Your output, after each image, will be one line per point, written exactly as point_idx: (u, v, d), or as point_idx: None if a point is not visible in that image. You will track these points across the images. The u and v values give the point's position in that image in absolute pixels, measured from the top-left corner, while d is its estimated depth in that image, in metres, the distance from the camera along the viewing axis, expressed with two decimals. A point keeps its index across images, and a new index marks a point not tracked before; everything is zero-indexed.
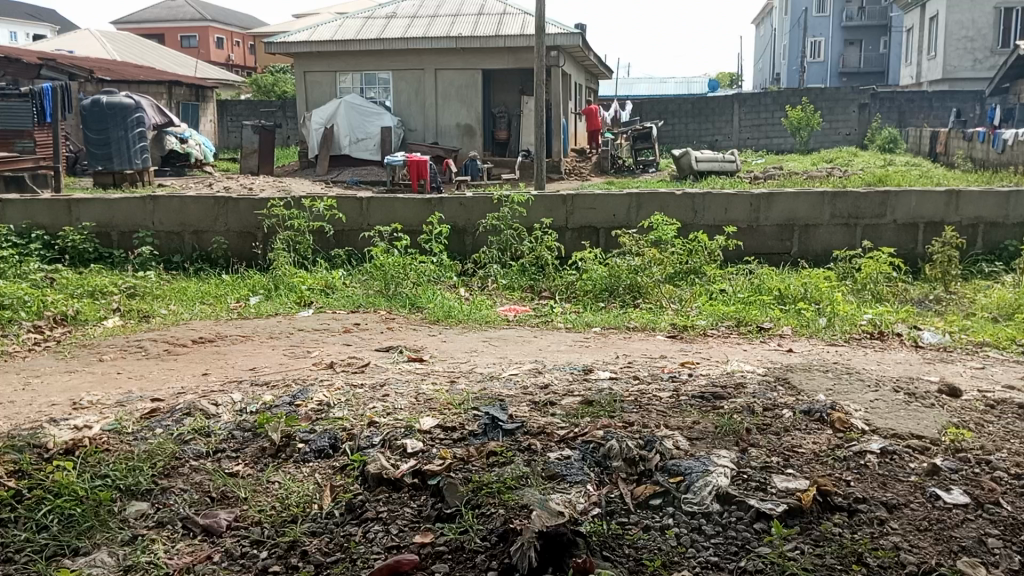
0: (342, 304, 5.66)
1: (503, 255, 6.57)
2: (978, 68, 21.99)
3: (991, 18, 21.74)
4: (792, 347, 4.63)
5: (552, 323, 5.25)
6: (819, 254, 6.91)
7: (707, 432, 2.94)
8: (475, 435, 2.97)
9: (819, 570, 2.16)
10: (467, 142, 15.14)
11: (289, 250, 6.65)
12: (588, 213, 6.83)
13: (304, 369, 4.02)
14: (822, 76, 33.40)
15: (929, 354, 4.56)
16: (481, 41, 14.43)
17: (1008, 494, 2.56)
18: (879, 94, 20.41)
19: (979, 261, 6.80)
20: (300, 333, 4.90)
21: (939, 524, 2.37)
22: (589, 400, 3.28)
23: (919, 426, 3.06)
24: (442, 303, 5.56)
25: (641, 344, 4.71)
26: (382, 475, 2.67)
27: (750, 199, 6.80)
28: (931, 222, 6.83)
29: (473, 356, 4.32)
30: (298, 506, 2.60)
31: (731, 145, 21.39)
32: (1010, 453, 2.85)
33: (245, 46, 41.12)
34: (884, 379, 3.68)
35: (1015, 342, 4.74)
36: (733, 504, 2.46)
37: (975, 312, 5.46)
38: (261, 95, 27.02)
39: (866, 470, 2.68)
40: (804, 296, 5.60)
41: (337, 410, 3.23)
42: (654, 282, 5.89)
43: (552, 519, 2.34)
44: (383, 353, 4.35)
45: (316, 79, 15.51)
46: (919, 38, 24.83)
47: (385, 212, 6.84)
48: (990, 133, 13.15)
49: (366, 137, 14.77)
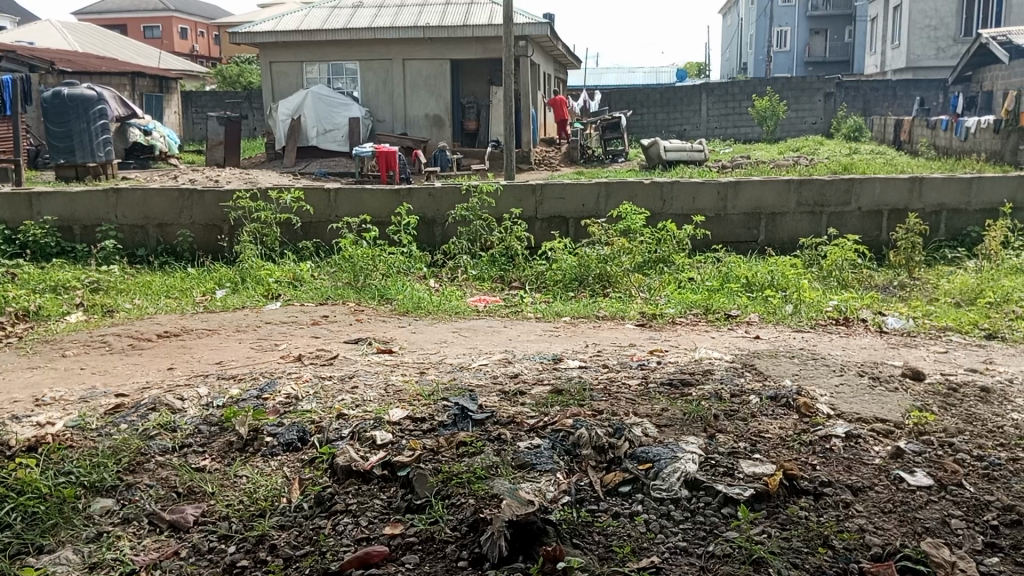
0: (310, 296, 5.62)
1: (472, 246, 6.55)
2: (940, 56, 22.31)
3: (954, 6, 21.98)
4: (760, 334, 4.66)
5: (523, 313, 5.26)
6: (785, 242, 6.97)
7: (676, 420, 2.96)
8: (444, 426, 2.95)
9: (786, 552, 2.19)
10: (435, 132, 15.05)
11: (257, 243, 6.56)
12: (557, 203, 6.84)
13: (272, 362, 3.99)
14: (788, 66, 33.70)
15: (893, 338, 4.64)
16: (448, 31, 14.33)
17: (971, 475, 2.60)
18: (844, 83, 20.59)
19: (942, 247, 6.91)
20: (267, 326, 4.85)
21: (904, 506, 2.41)
22: (558, 389, 3.29)
23: (883, 410, 3.10)
24: (412, 294, 5.53)
25: (610, 333, 4.73)
26: (351, 467, 2.66)
27: (718, 188, 6.84)
28: (895, 209, 6.94)
29: (442, 347, 4.31)
30: (266, 500, 2.57)
31: (699, 135, 21.52)
32: (971, 435, 2.90)
33: (210, 37, 40.53)
34: (848, 364, 3.73)
35: (977, 326, 4.84)
36: (701, 489, 2.48)
37: (938, 297, 5.56)
38: (226, 86, 26.71)
39: (832, 454, 2.71)
40: (772, 283, 5.66)
41: (306, 402, 3.21)
42: (623, 271, 5.92)
43: (522, 507, 2.32)
44: (352, 345, 4.33)
45: (282, 70, 15.35)
46: (883, 28, 25.15)
47: (353, 203, 6.80)
48: (953, 121, 13.38)
49: (333, 128, 14.65)
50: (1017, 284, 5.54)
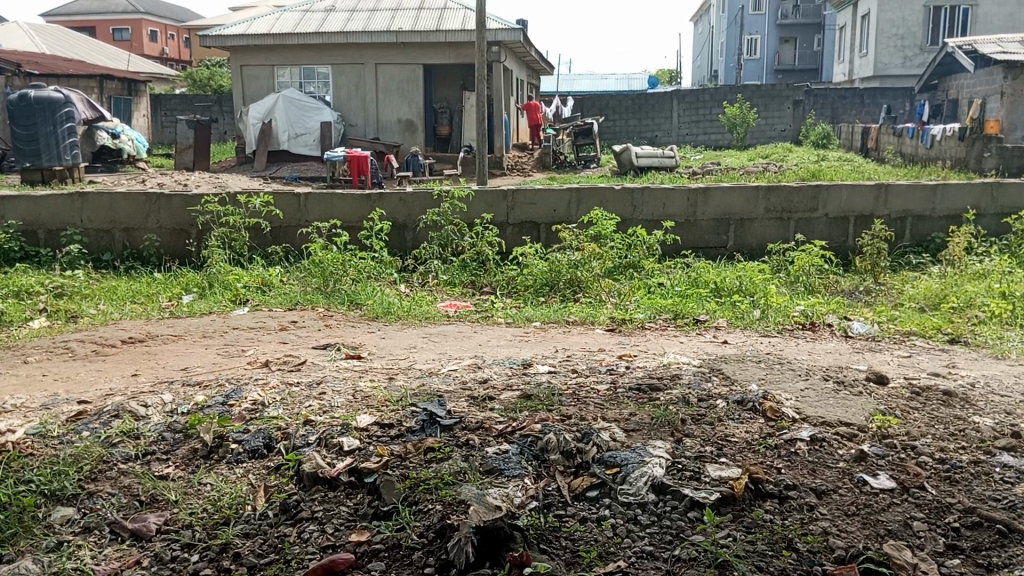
0: (278, 302, 5.57)
1: (443, 251, 6.53)
2: (907, 64, 22.66)
3: (920, 16, 22.39)
4: (727, 339, 4.71)
5: (493, 318, 5.25)
6: (753, 248, 7.04)
7: (643, 424, 2.98)
8: (412, 431, 2.94)
9: (751, 556, 2.20)
10: (408, 137, 15.00)
11: (225, 248, 6.48)
12: (528, 208, 6.85)
13: (238, 368, 3.94)
14: (758, 74, 34.09)
15: (858, 343, 4.70)
16: (421, 35, 14.30)
17: (932, 477, 2.64)
18: (812, 91, 20.85)
19: (908, 253, 7.02)
20: (234, 331, 4.80)
21: (867, 508, 2.43)
22: (527, 394, 3.29)
23: (847, 414, 3.14)
24: (382, 299, 5.50)
25: (581, 338, 4.74)
26: (317, 473, 2.63)
27: (687, 194, 6.90)
28: (862, 215, 7.04)
29: (412, 352, 4.29)
30: (230, 508, 2.54)
31: (670, 141, 21.68)
32: (933, 437, 2.95)
33: (180, 39, 40.13)
34: (814, 368, 3.78)
35: (940, 331, 4.91)
36: (668, 493, 2.49)
37: (902, 303, 5.64)
38: (196, 90, 26.46)
39: (797, 457, 2.74)
40: (739, 289, 5.71)
41: (273, 408, 3.18)
42: (594, 276, 5.94)
43: (490, 513, 2.31)
44: (320, 351, 4.30)
45: (253, 73, 15.23)
46: (851, 36, 25.53)
47: (323, 207, 6.76)
48: (919, 129, 13.64)
49: (305, 132, 14.58)
50: (979, 288, 5.64)
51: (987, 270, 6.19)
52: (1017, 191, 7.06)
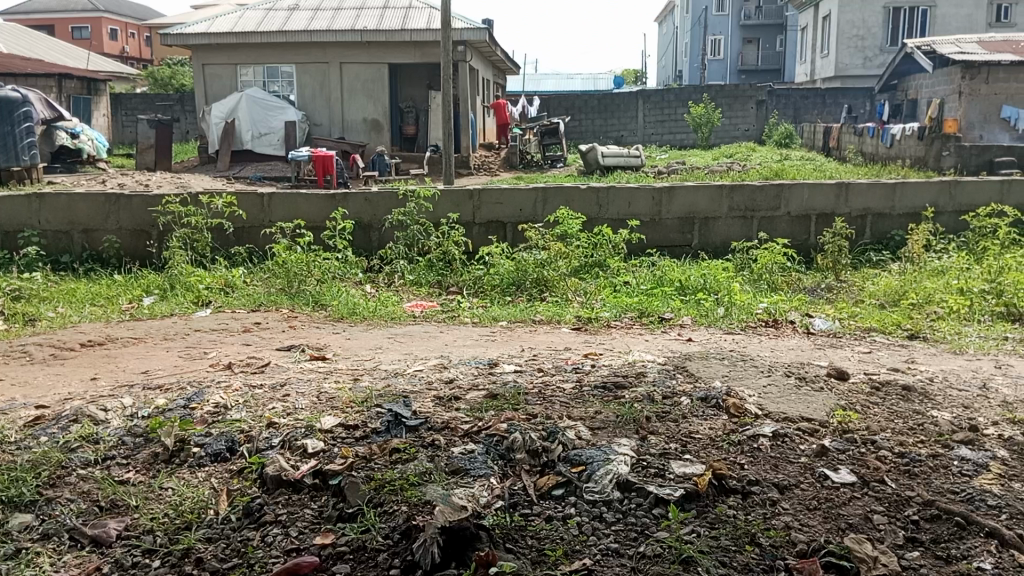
0: (242, 303, 5.51)
1: (409, 251, 6.50)
2: (867, 65, 23.03)
3: (880, 17, 22.76)
4: (692, 336, 4.75)
5: (459, 318, 5.24)
6: (717, 246, 7.11)
7: (609, 422, 2.99)
8: (377, 432, 2.92)
9: (715, 551, 2.22)
10: (374, 137, 14.92)
11: (187, 249, 6.38)
12: (494, 207, 6.86)
13: (200, 370, 3.89)
14: (722, 74, 34.42)
15: (820, 339, 4.77)
16: (386, 34, 14.22)
17: (892, 471, 2.68)
18: (775, 91, 21.09)
19: (868, 250, 7.13)
20: (196, 334, 4.74)
21: (828, 503, 2.47)
22: (493, 393, 3.29)
23: (809, 409, 3.18)
24: (347, 300, 5.47)
25: (547, 337, 4.75)
26: (281, 476, 2.61)
27: (652, 193, 6.94)
28: (823, 213, 7.14)
29: (378, 353, 4.27)
30: (192, 513, 2.51)
31: (636, 140, 21.80)
32: (892, 432, 3.00)
33: (141, 38, 39.48)
34: (777, 365, 3.82)
35: (900, 327, 5.00)
36: (633, 491, 2.50)
37: (863, 299, 5.74)
38: (158, 89, 26.09)
39: (759, 453, 2.77)
40: (704, 287, 5.75)
41: (235, 412, 3.14)
42: (560, 275, 5.96)
43: (456, 513, 2.31)
44: (284, 353, 4.25)
45: (215, 72, 15.05)
46: (812, 37, 25.88)
47: (287, 208, 6.70)
48: (879, 129, 13.87)
49: (269, 132, 14.45)
50: (938, 284, 5.75)
51: (945, 267, 6.31)
52: (974, 189, 7.21)
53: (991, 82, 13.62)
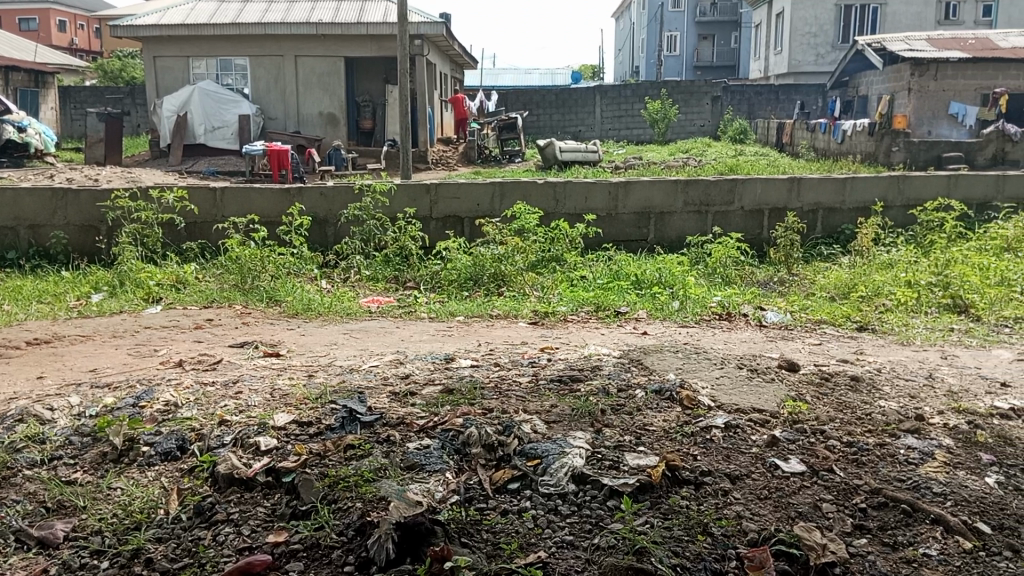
0: (194, 299, 5.42)
1: (366, 246, 6.45)
2: (820, 62, 23.42)
3: (832, 14, 23.15)
4: (647, 330, 4.78)
5: (416, 313, 5.22)
6: (673, 241, 7.18)
7: (564, 415, 3.01)
8: (332, 429, 2.89)
9: (668, 541, 2.23)
10: (330, 131, 14.76)
11: (137, 244, 6.25)
12: (451, 202, 6.84)
13: (150, 368, 3.83)
14: (678, 70, 34.72)
15: (772, 331, 4.84)
16: (342, 28, 14.07)
17: (840, 460, 2.74)
18: (730, 87, 21.34)
19: (819, 244, 7.25)
20: (146, 331, 4.65)
21: (778, 492, 2.51)
22: (449, 388, 3.28)
23: (760, 400, 3.23)
24: (302, 296, 5.41)
25: (504, 331, 4.76)
26: (232, 474, 2.57)
27: (609, 187, 6.97)
28: (775, 208, 7.24)
29: (333, 349, 4.23)
30: (142, 513, 2.46)
31: (594, 136, 21.91)
32: (841, 422, 3.06)
33: (90, 30, 38.57)
34: (729, 357, 3.87)
35: (849, 319, 5.10)
36: (588, 483, 2.52)
37: (814, 292, 5.84)
38: (107, 81, 25.54)
39: (712, 444, 2.80)
40: (659, 280, 5.80)
41: (186, 409, 3.10)
42: (517, 270, 5.96)
43: (411, 509, 2.30)
44: (237, 349, 4.20)
45: (167, 65, 14.76)
46: (766, 34, 26.24)
47: (240, 202, 6.61)
48: (831, 125, 14.10)
49: (223, 125, 14.24)
50: (886, 277, 5.87)
51: (894, 260, 6.45)
52: (921, 184, 7.36)
53: (939, 78, 13.94)
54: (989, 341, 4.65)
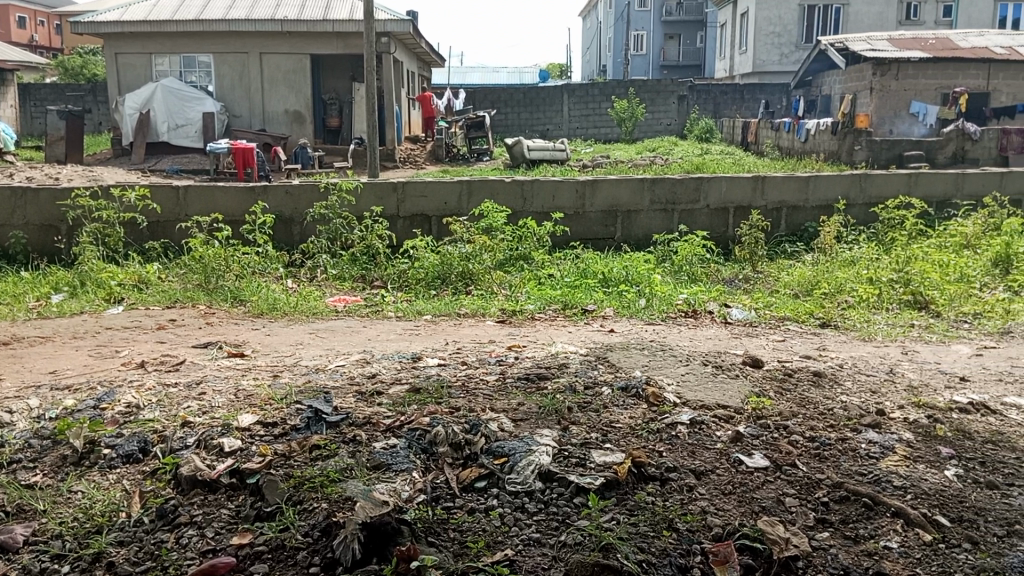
0: (156, 300, 5.34)
1: (332, 245, 6.40)
2: (784, 61, 23.68)
3: (796, 14, 23.43)
4: (614, 328, 4.81)
5: (383, 312, 5.20)
6: (639, 239, 7.22)
7: (531, 413, 3.01)
8: (297, 430, 2.87)
9: (634, 537, 2.25)
10: (296, 129, 14.63)
11: (98, 244, 6.14)
12: (419, 200, 6.82)
13: (111, 369, 3.77)
14: (644, 69, 34.94)
15: (737, 328, 4.89)
16: (307, 25, 13.93)
17: (803, 455, 2.78)
18: (695, 87, 21.51)
19: (783, 242, 7.35)
20: (107, 332, 4.58)
21: (743, 487, 2.54)
22: (416, 387, 3.27)
23: (725, 397, 3.27)
24: (267, 295, 5.37)
25: (471, 329, 4.76)
26: (196, 476, 2.54)
27: (576, 186, 7.00)
28: (740, 206, 7.32)
29: (298, 349, 4.20)
30: (103, 516, 2.42)
31: (561, 134, 21.97)
32: (803, 417, 3.10)
33: (51, 26, 37.81)
34: (694, 354, 3.91)
35: (812, 316, 5.17)
36: (555, 481, 2.53)
37: (778, 289, 5.91)
38: (68, 79, 25.08)
39: (677, 440, 2.83)
40: (626, 278, 5.83)
41: (148, 411, 3.05)
42: (485, 268, 5.95)
43: (377, 509, 2.29)
44: (201, 350, 4.15)
45: (129, 62, 14.53)
46: (731, 34, 26.51)
47: (203, 201, 6.53)
48: (795, 124, 14.27)
49: (186, 123, 14.06)
50: (849, 274, 5.96)
51: (856, 257, 6.55)
52: (882, 182, 7.47)
53: (900, 78, 14.17)
54: (948, 337, 4.74)
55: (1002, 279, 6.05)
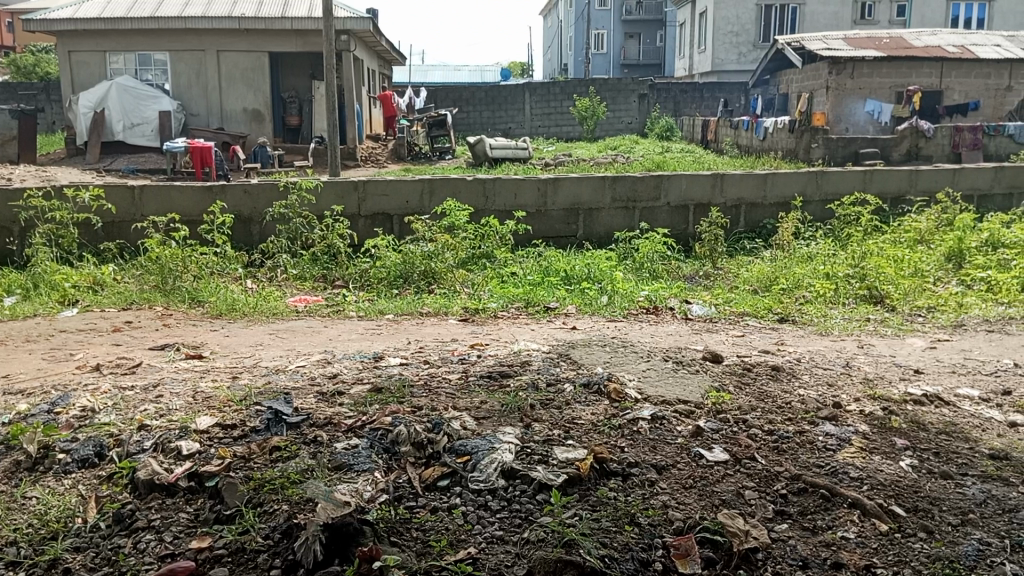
0: (112, 301, 5.25)
1: (292, 244, 6.34)
2: (742, 60, 23.97)
3: (753, 14, 23.72)
4: (576, 325, 4.84)
5: (345, 312, 5.16)
6: (601, 236, 7.27)
7: (494, 411, 3.02)
8: (256, 431, 2.84)
9: (597, 533, 2.25)
10: (254, 127, 14.45)
11: (51, 246, 6.02)
12: (380, 199, 6.78)
13: (65, 372, 3.69)
14: (605, 68, 35.12)
15: (697, 324, 4.95)
16: (265, 23, 13.76)
17: (762, 449, 2.81)
18: (656, 86, 21.69)
19: (742, 239, 7.44)
20: (61, 334, 4.49)
21: (703, 481, 2.56)
22: (378, 386, 3.26)
23: (685, 392, 3.30)
24: (226, 296, 5.30)
25: (434, 328, 4.75)
26: (153, 480, 2.50)
27: (538, 184, 7.01)
28: (700, 203, 7.39)
29: (258, 350, 4.15)
30: (59, 521, 2.37)
31: (523, 133, 22.01)
32: (762, 411, 3.15)
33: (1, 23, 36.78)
34: (655, 349, 3.94)
35: (771, 311, 5.24)
36: (517, 478, 2.53)
37: (738, 285, 5.98)
38: (20, 77, 24.51)
39: (639, 436, 2.85)
40: (588, 276, 5.86)
41: (104, 414, 3.00)
42: (448, 267, 5.93)
43: (338, 510, 2.27)
44: (157, 352, 4.08)
45: (83, 60, 14.26)
46: (690, 33, 26.76)
47: (160, 201, 6.42)
48: (753, 122, 14.44)
49: (142, 122, 13.83)
50: (806, 270, 6.06)
51: (813, 252, 6.66)
52: (838, 179, 7.59)
53: (856, 76, 14.40)
54: (903, 330, 4.84)
55: (955, 273, 6.20)
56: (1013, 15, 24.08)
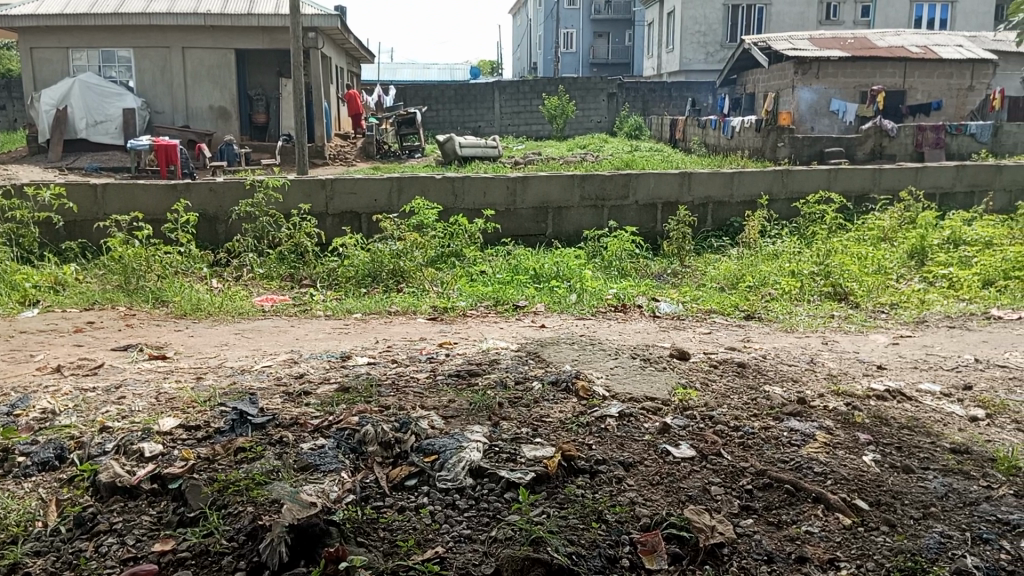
0: (74, 302, 5.16)
1: (259, 243, 6.29)
2: (709, 60, 24.16)
3: (720, 14, 23.94)
4: (545, 323, 4.85)
5: (312, 311, 5.13)
6: (570, 235, 7.28)
7: (461, 410, 3.01)
8: (221, 432, 2.81)
9: (564, 531, 2.26)
10: (221, 125, 14.30)
11: (11, 245, 5.91)
12: (348, 197, 6.74)
13: (25, 374, 3.62)
14: (574, 67, 35.23)
15: (665, 321, 4.98)
16: (231, 19, 13.60)
17: (728, 444, 2.84)
18: (625, 85, 21.78)
19: (710, 237, 7.50)
20: (21, 335, 4.40)
21: (669, 477, 2.58)
22: (345, 386, 3.24)
23: (652, 389, 3.32)
24: (191, 296, 5.24)
25: (401, 327, 4.73)
26: (115, 483, 2.46)
27: (507, 182, 7.01)
28: (668, 202, 7.43)
29: (224, 350, 4.10)
30: (18, 526, 2.32)
31: (493, 131, 22.00)
32: (728, 407, 3.17)
33: None
34: (624, 347, 3.96)
35: (737, 308, 5.29)
36: (485, 477, 2.53)
37: (705, 283, 6.03)
38: None
39: (606, 433, 2.86)
40: (557, 275, 5.88)
41: (64, 417, 2.94)
42: (416, 265, 5.91)
43: (304, 510, 2.25)
44: (119, 353, 4.02)
45: (44, 56, 14.00)
46: (659, 32, 26.91)
47: (123, 199, 6.32)
48: (720, 121, 14.53)
49: (105, 119, 13.60)
50: (772, 267, 6.13)
51: (778, 250, 6.73)
52: (804, 178, 7.67)
53: (821, 76, 14.57)
54: (866, 327, 4.90)
55: (917, 270, 6.31)
56: (973, 16, 24.53)
